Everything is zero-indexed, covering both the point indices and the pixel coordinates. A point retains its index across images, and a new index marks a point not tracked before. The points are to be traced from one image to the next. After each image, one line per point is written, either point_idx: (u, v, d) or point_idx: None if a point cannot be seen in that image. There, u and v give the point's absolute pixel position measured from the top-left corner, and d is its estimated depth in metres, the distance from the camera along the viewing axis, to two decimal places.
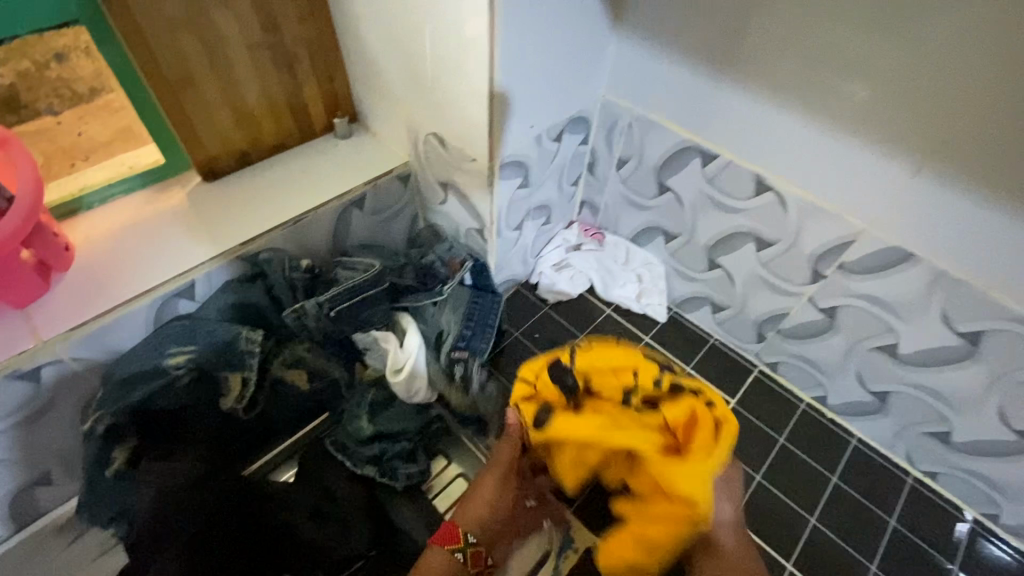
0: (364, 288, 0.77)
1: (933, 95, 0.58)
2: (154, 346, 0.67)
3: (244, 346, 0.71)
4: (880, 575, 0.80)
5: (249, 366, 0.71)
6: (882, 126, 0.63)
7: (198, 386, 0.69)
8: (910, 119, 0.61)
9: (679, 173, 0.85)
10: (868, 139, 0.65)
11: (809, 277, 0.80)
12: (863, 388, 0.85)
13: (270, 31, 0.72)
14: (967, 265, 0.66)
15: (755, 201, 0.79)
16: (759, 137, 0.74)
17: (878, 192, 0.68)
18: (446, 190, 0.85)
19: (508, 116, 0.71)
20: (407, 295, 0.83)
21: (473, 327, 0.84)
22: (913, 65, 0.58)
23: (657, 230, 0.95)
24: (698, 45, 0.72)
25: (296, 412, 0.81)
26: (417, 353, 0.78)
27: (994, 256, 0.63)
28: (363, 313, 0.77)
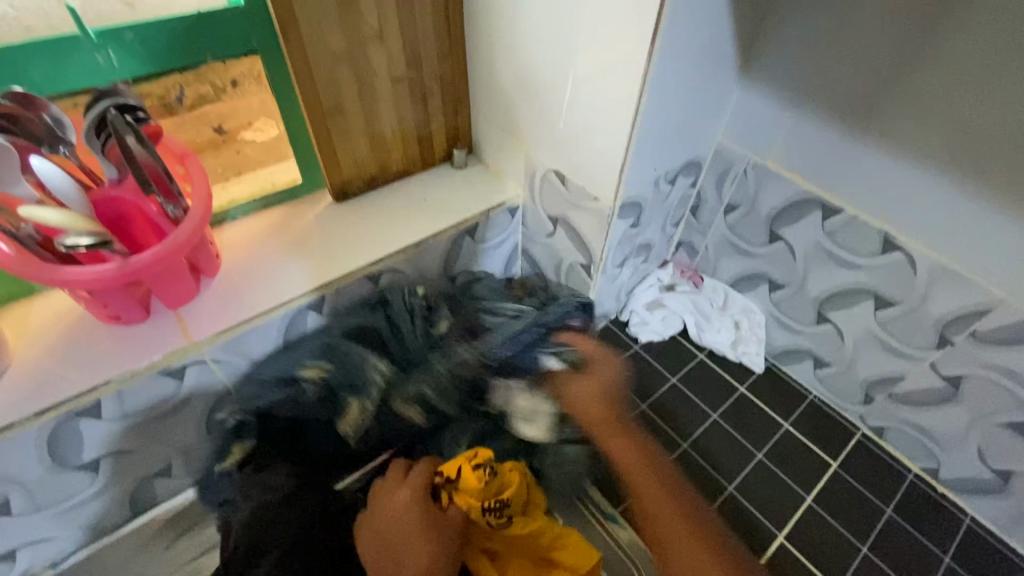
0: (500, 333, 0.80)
1: None
2: (280, 357, 0.72)
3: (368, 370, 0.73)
4: None
5: (375, 389, 0.73)
6: None
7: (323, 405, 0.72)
8: None
9: (794, 224, 0.84)
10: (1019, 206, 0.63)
11: (934, 342, 0.76)
12: (984, 464, 0.80)
13: (413, 67, 0.77)
14: None
15: (879, 259, 0.76)
16: (889, 194, 0.72)
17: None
18: (555, 224, 0.86)
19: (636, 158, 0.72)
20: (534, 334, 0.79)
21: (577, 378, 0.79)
22: None
23: (761, 277, 0.93)
24: (832, 100, 0.72)
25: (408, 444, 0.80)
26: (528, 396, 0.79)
27: None
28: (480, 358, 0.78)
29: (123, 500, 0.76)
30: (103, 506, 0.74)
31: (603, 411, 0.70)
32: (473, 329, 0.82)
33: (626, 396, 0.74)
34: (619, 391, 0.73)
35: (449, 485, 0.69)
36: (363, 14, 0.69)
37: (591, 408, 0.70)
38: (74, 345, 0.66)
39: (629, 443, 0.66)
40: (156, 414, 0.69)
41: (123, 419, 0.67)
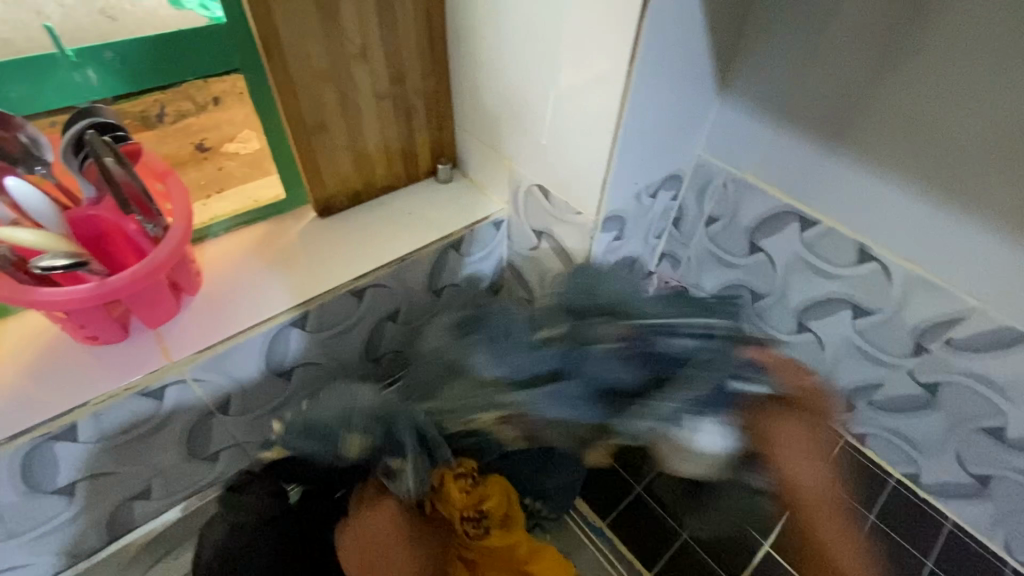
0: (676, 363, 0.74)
1: None
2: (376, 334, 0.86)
3: (488, 376, 0.74)
4: None
5: (495, 394, 0.73)
6: (1003, 207, 0.63)
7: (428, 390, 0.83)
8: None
9: (773, 236, 0.85)
10: (988, 217, 0.65)
11: (911, 350, 0.78)
12: (962, 469, 0.81)
13: (396, 83, 0.77)
14: None
15: (855, 269, 0.78)
16: (864, 206, 0.74)
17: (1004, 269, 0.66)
18: (540, 238, 0.87)
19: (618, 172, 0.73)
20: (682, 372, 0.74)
21: (697, 409, 0.72)
22: None
23: (742, 288, 0.95)
24: (807, 115, 0.73)
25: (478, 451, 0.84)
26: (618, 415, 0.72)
27: None
28: (641, 382, 0.74)
29: (100, 525, 0.74)
30: (79, 531, 0.72)
31: (826, 469, 0.78)
32: (626, 356, 0.73)
33: (824, 434, 0.80)
34: (820, 427, 0.79)
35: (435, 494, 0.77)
36: (346, 32, 0.69)
37: (818, 467, 0.77)
38: (49, 366, 0.64)
39: (813, 480, 0.77)
40: (135, 435, 0.68)
41: (99, 440, 0.65)
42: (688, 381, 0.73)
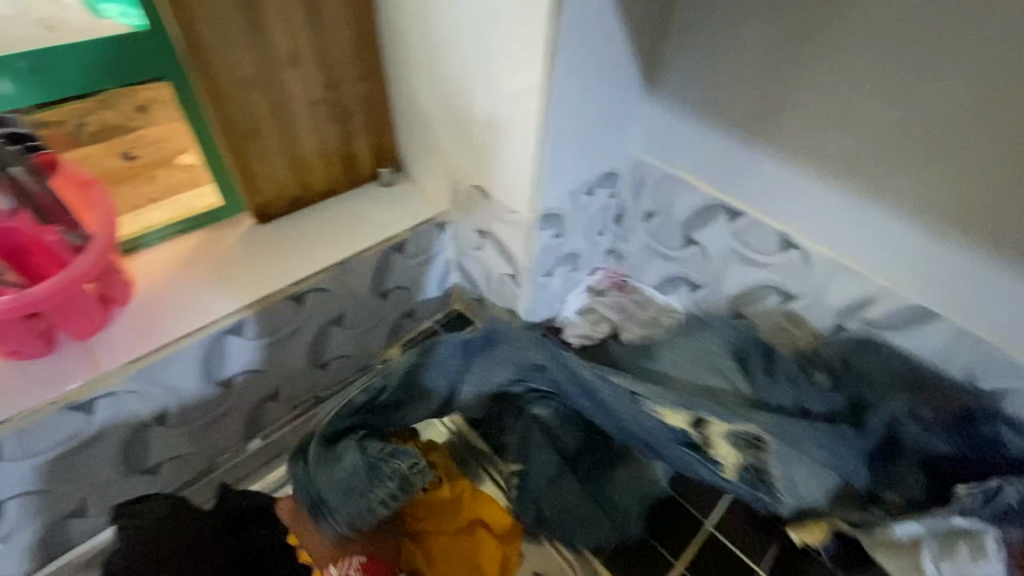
0: (956, 458, 0.71)
1: (943, 167, 0.64)
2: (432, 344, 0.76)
3: (721, 386, 0.81)
4: None
5: (724, 412, 0.74)
6: (902, 193, 0.68)
7: (546, 431, 0.82)
8: (930, 189, 0.66)
9: (705, 228, 0.89)
10: (891, 203, 0.69)
11: (833, 331, 0.82)
12: None
13: (331, 89, 0.78)
14: (984, 322, 0.69)
15: (779, 256, 0.82)
16: (784, 197, 0.78)
17: (941, 275, 0.70)
18: (483, 237, 0.89)
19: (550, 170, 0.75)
20: (959, 463, 0.71)
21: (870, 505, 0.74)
22: (929, 141, 0.63)
23: (681, 279, 0.99)
24: (726, 113, 0.78)
25: (540, 502, 0.81)
26: (794, 470, 0.70)
27: (1014, 316, 0.67)
28: (901, 456, 0.74)
29: (32, 545, 0.72)
30: (9, 554, 0.70)
31: None
32: (931, 424, 0.72)
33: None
34: None
35: None
36: (274, 39, 0.70)
37: None
38: None
39: None
40: (65, 451, 0.66)
41: (25, 459, 0.63)
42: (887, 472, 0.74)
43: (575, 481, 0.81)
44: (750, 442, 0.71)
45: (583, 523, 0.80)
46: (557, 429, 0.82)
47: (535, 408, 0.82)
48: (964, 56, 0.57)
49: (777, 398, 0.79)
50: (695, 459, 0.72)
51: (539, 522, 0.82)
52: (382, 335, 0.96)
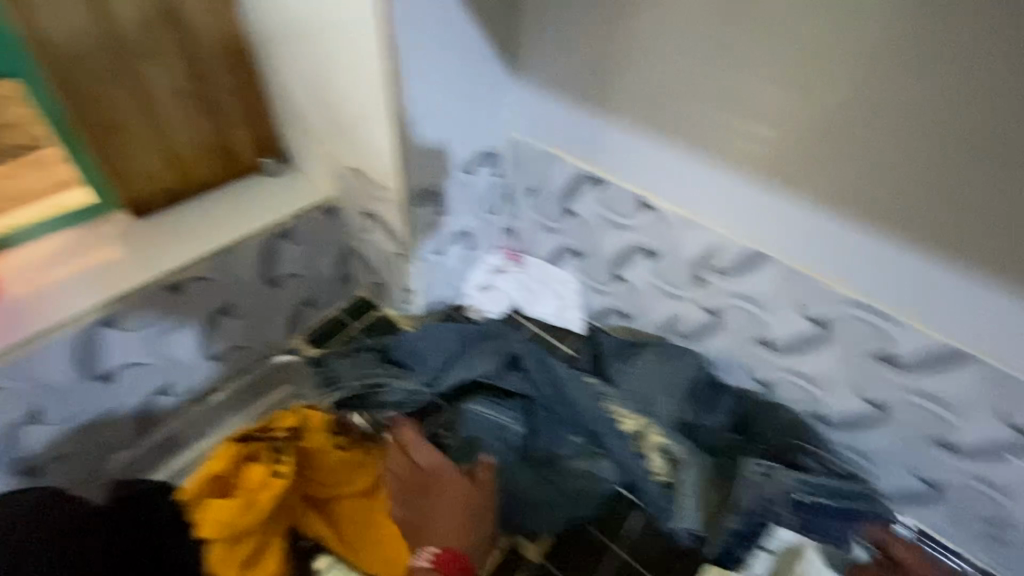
0: (819, 501, 0.81)
1: (752, 120, 0.71)
2: (434, 328, 0.92)
3: (662, 412, 0.89)
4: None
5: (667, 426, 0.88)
6: (726, 148, 0.76)
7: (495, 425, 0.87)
8: (745, 141, 0.74)
9: (579, 199, 0.95)
10: (719, 157, 0.77)
11: (691, 281, 0.90)
12: (750, 377, 0.92)
13: (197, 81, 0.79)
14: (807, 257, 0.76)
15: (641, 218, 0.90)
16: (638, 163, 0.85)
17: (887, 266, 0.71)
18: (368, 220, 0.92)
19: (411, 147, 0.79)
20: (811, 499, 0.81)
21: (739, 540, 0.82)
22: (736, 97, 0.71)
23: (568, 250, 1.05)
24: (577, 88, 0.84)
25: (504, 494, 0.85)
26: (696, 490, 0.84)
27: (827, 249, 0.74)
28: (775, 501, 0.81)
29: None
30: None
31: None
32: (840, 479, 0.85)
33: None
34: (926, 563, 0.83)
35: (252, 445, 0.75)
36: (125, 32, 0.71)
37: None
38: None
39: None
40: None
41: None
42: (764, 508, 0.81)
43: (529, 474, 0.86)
44: (671, 454, 0.85)
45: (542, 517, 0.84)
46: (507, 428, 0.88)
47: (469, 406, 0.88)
48: (748, 20, 0.66)
49: (716, 420, 0.90)
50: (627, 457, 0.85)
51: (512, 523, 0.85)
52: (282, 325, 0.98)
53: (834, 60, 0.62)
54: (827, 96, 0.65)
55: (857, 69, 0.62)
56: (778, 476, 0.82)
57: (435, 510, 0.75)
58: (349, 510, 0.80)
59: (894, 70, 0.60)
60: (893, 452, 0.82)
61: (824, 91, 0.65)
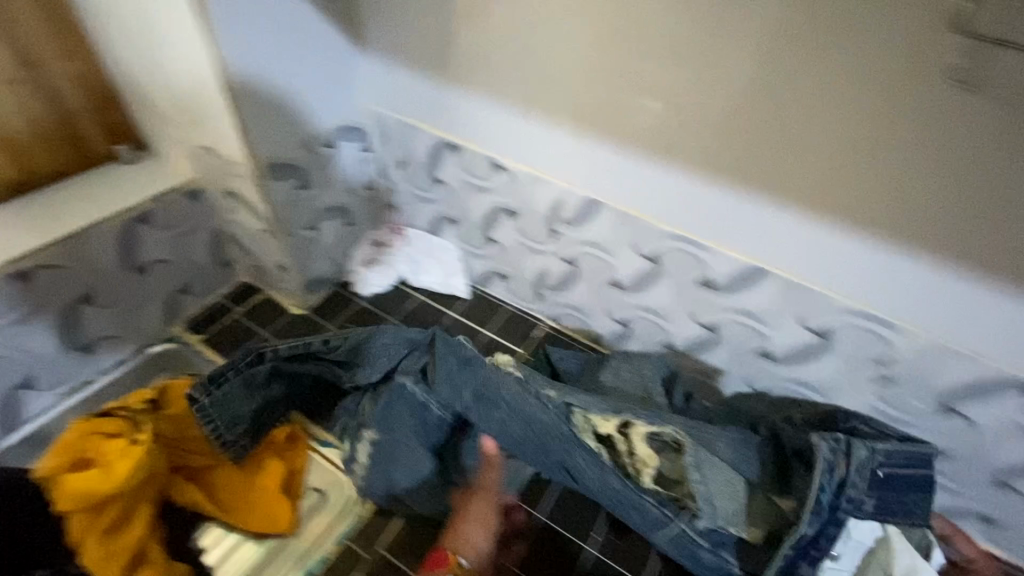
0: (897, 469, 0.75)
1: (561, 73, 0.77)
2: (381, 333, 0.84)
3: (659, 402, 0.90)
4: None
5: (648, 415, 0.80)
6: (549, 103, 0.81)
7: (417, 404, 0.81)
8: (562, 94, 0.79)
9: (442, 165, 0.99)
10: (547, 113, 0.82)
11: (547, 234, 0.96)
12: (611, 317, 1.01)
13: (30, 68, 0.81)
14: (627, 199, 0.84)
15: (496, 179, 0.94)
16: (483, 127, 0.90)
17: (820, 254, 0.73)
18: (231, 199, 0.94)
19: (250, 120, 0.83)
20: (886, 471, 0.75)
21: (806, 546, 0.72)
22: (545, 53, 0.76)
23: (443, 218, 1.07)
24: (416, 57, 0.88)
25: (393, 475, 0.79)
26: (708, 479, 0.75)
27: (641, 189, 0.82)
28: (857, 486, 0.73)
29: None
30: None
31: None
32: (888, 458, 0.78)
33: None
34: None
35: (110, 419, 0.75)
36: None
37: None
38: None
39: None
40: None
41: None
42: (840, 499, 0.73)
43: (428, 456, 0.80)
44: (661, 442, 0.78)
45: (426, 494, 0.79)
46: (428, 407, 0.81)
47: (405, 383, 0.81)
48: None
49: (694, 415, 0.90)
50: (586, 461, 0.77)
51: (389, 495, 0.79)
52: (157, 313, 0.99)
53: (610, 12, 0.69)
54: (614, 45, 0.71)
55: (634, 15, 0.67)
56: (852, 451, 0.74)
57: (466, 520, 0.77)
58: (229, 479, 0.82)
59: (653, 14, 0.66)
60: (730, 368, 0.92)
61: (613, 42, 0.71)
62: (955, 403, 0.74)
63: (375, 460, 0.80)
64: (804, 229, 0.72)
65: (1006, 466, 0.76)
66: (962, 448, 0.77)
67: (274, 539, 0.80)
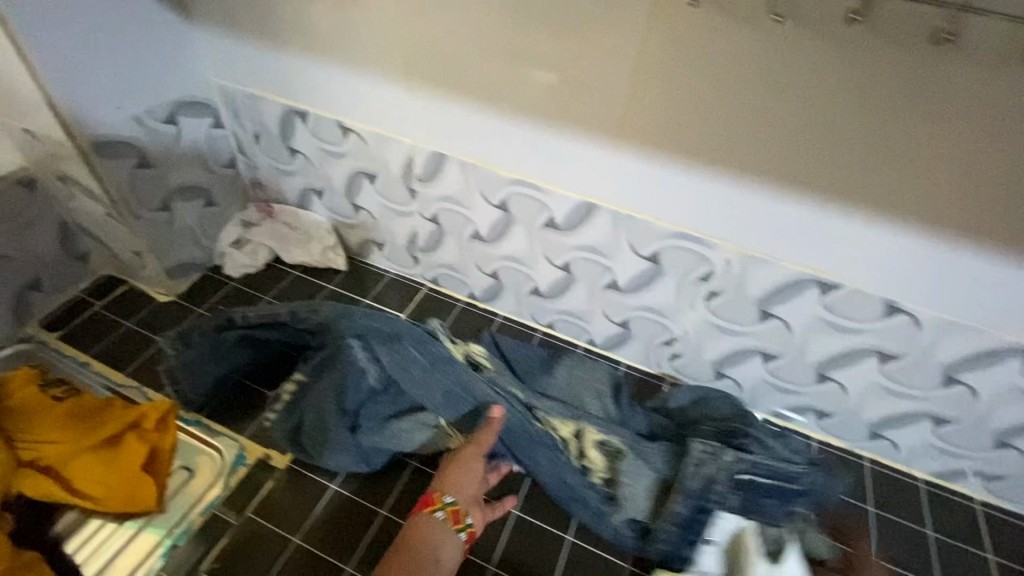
0: (761, 476, 0.77)
1: (377, 27, 0.79)
2: (347, 312, 0.85)
3: (595, 412, 0.88)
4: (933, 534, 0.84)
5: (603, 423, 0.86)
6: (373, 61, 0.83)
7: (360, 374, 0.81)
8: (381, 49, 0.81)
9: (295, 135, 0.99)
10: (373, 70, 0.85)
11: (406, 195, 0.97)
12: (482, 272, 1.03)
13: None
14: (464, 148, 0.86)
15: (346, 143, 0.95)
16: (323, 92, 0.91)
17: (777, 224, 0.73)
18: (67, 183, 0.91)
19: (67, 94, 0.80)
20: (750, 476, 0.76)
21: (683, 532, 0.75)
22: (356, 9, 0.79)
23: (310, 190, 1.07)
24: (245, 27, 0.90)
25: (316, 432, 0.81)
26: (638, 482, 0.81)
27: (474, 137, 0.85)
28: (717, 481, 0.76)
29: None
30: None
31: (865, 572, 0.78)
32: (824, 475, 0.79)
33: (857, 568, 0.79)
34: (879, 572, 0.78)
35: None
36: None
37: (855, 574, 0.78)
38: None
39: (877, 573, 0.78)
40: None
41: None
42: (710, 494, 0.76)
43: (340, 416, 0.81)
44: (606, 449, 0.84)
45: (331, 446, 0.80)
46: (364, 373, 0.82)
47: (350, 346, 0.82)
48: None
49: (636, 425, 0.88)
50: (523, 423, 0.82)
51: (292, 439, 0.83)
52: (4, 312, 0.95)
53: None
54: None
55: None
56: (720, 456, 0.78)
57: (451, 464, 0.78)
58: (83, 465, 0.78)
59: None
60: (588, 303, 0.98)
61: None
62: (768, 305, 0.81)
63: (293, 425, 0.83)
64: (622, 160, 0.77)
65: (823, 361, 0.83)
66: (786, 349, 0.84)
67: (138, 517, 0.79)
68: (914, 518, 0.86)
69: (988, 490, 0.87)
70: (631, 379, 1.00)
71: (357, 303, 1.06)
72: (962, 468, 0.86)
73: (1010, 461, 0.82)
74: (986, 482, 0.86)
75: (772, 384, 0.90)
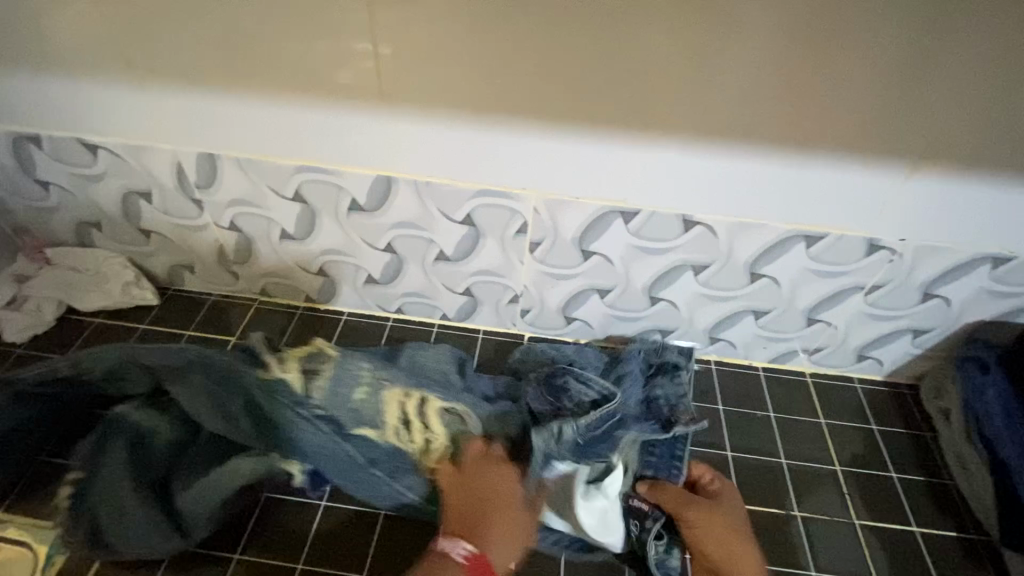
0: (591, 426, 0.75)
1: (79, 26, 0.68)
2: (140, 352, 0.77)
3: (444, 380, 0.84)
4: (776, 416, 0.92)
5: (444, 389, 0.80)
6: (91, 65, 0.72)
7: (145, 435, 0.75)
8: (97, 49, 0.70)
9: (37, 163, 0.84)
10: (97, 75, 0.73)
11: (195, 208, 0.86)
12: (311, 272, 0.94)
13: None
14: (235, 145, 0.78)
15: (101, 162, 0.82)
16: (50, 109, 0.78)
17: (586, 166, 0.74)
18: None
19: None
20: (587, 437, 0.74)
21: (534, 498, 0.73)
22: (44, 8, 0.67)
23: (85, 224, 0.92)
24: None
25: (111, 517, 0.70)
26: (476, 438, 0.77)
27: (236, 132, 0.77)
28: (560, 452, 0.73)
29: None
30: None
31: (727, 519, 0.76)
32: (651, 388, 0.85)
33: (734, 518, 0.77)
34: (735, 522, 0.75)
35: None
36: None
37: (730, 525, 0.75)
38: None
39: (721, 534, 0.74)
40: None
41: None
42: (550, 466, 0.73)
43: (133, 487, 0.71)
44: (451, 414, 0.78)
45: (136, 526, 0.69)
46: (155, 429, 0.76)
47: (124, 409, 0.76)
48: None
49: (482, 388, 0.85)
50: (329, 438, 0.74)
51: (95, 539, 0.70)
52: None
53: None
54: None
55: None
56: (559, 433, 0.74)
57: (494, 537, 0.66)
58: None
59: None
60: (426, 280, 0.92)
61: None
62: (585, 243, 0.81)
63: (88, 521, 0.70)
64: (402, 124, 0.73)
65: (649, 283, 0.85)
66: (616, 281, 0.86)
67: None
68: (761, 407, 0.93)
69: (817, 362, 0.95)
70: (491, 344, 0.96)
71: (179, 337, 0.94)
72: (791, 349, 0.94)
73: (823, 332, 0.90)
74: (811, 356, 0.94)
75: (618, 317, 0.91)
